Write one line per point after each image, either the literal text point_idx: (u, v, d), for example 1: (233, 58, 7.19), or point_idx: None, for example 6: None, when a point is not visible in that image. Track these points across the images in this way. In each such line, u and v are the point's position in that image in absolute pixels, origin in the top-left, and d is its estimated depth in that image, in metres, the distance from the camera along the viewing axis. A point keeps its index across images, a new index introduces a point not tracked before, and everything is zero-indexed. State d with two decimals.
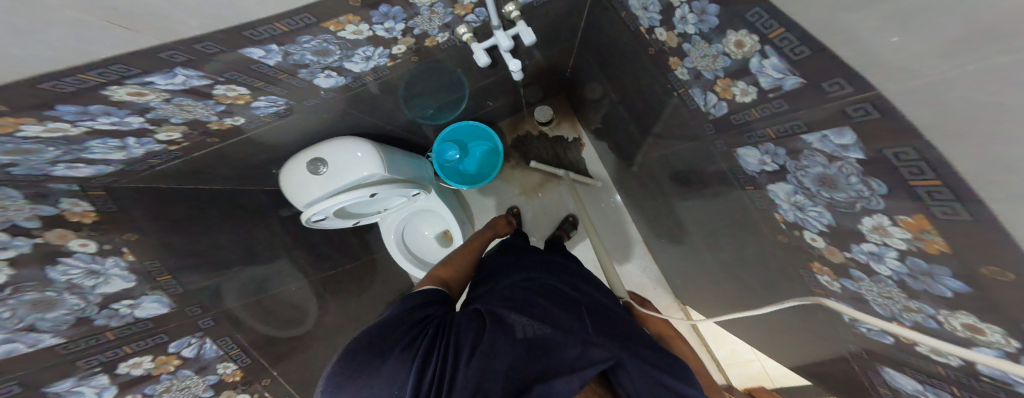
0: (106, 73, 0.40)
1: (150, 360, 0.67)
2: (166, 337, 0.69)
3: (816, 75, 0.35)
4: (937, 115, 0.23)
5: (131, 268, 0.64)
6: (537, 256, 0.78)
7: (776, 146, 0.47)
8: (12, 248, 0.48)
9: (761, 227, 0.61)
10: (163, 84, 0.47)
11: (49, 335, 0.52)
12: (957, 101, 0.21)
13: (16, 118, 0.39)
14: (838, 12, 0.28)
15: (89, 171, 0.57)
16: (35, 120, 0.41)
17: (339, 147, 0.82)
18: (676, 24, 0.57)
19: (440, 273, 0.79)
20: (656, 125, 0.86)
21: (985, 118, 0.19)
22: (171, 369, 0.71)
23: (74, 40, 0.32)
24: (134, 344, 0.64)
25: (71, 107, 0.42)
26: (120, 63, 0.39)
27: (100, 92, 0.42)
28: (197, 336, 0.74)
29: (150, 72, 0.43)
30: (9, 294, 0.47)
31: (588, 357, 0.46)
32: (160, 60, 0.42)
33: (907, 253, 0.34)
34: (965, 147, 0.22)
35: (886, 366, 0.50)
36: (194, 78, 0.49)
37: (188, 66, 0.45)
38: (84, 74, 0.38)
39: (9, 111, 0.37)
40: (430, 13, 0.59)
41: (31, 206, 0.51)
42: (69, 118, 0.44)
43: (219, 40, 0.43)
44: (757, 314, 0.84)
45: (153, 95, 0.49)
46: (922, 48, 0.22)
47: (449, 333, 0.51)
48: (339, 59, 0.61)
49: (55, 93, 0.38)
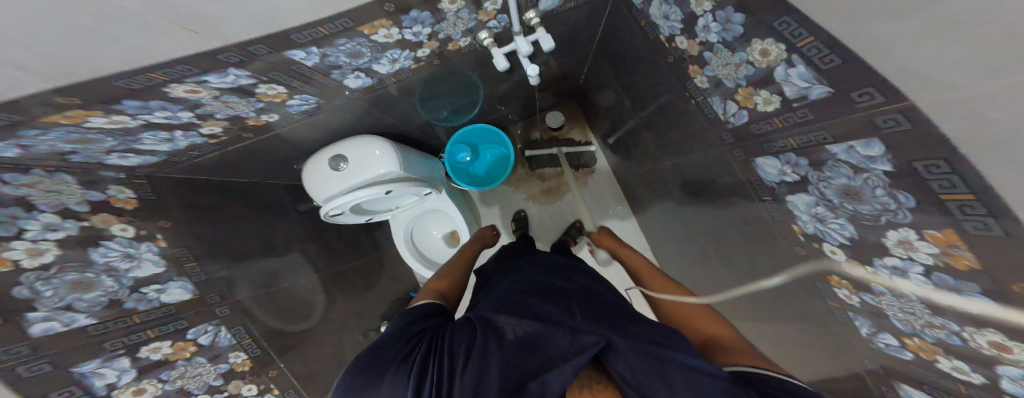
0: (170, 73, 0.43)
1: (168, 346, 0.68)
2: (186, 323, 0.71)
3: (844, 85, 0.35)
4: (972, 128, 0.23)
5: (163, 253, 0.67)
6: (526, 257, 0.79)
7: (797, 157, 0.47)
8: (62, 230, 0.54)
9: (777, 238, 0.61)
10: (216, 83, 0.50)
11: (84, 316, 0.56)
12: (992, 115, 0.21)
13: (85, 110, 0.43)
14: (871, 23, 0.28)
15: (136, 160, 0.61)
16: (102, 113, 0.45)
17: (359, 145, 0.84)
18: (699, 32, 0.58)
19: (436, 286, 0.78)
20: (669, 132, 0.86)
21: (1015, 131, 0.20)
22: (187, 356, 0.71)
23: (147, 42, 0.35)
24: (157, 329, 0.66)
25: (134, 102, 0.46)
26: (183, 64, 0.42)
27: (161, 89, 0.45)
28: (213, 324, 0.76)
29: (208, 72, 0.46)
30: (54, 273, 0.52)
31: (578, 343, 0.47)
32: (218, 61, 0.44)
33: (935, 269, 0.33)
34: (999, 161, 0.22)
35: (902, 382, 0.45)
36: (242, 78, 0.52)
37: (239, 66, 0.48)
38: (152, 73, 0.41)
39: (76, 103, 0.41)
40: (455, 18, 0.62)
41: (81, 191, 0.56)
42: (131, 112, 0.48)
43: (268, 43, 0.45)
44: (770, 328, 0.82)
45: (205, 93, 0.52)
46: (957, 60, 0.22)
47: (442, 343, 0.51)
48: (368, 61, 0.64)
49: (124, 89, 0.42)
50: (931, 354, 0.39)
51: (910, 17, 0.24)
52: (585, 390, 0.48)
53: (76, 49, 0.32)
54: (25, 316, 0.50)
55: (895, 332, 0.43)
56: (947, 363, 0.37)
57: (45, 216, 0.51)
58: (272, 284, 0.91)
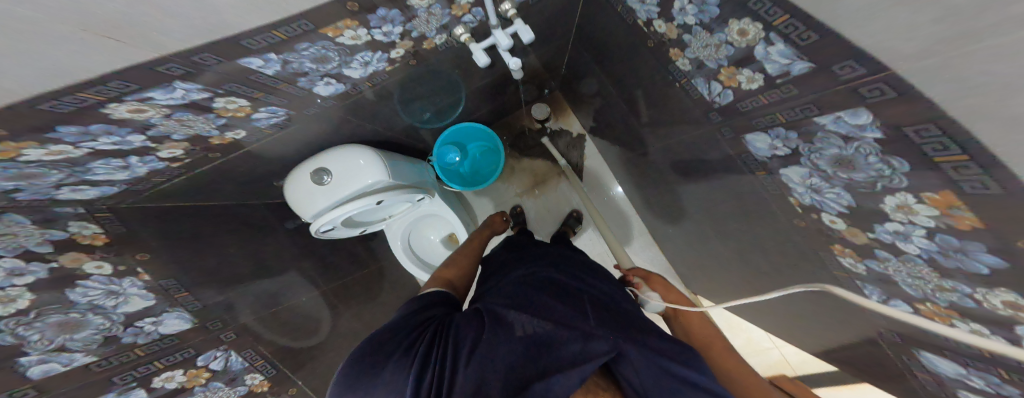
0: (106, 90, 0.39)
1: (181, 374, 0.77)
2: (193, 351, 0.77)
3: (824, 58, 0.34)
4: (958, 93, 0.22)
5: (149, 287, 0.66)
6: (543, 249, 0.78)
7: (786, 131, 0.46)
8: (30, 274, 0.49)
9: (775, 211, 0.60)
10: (163, 99, 0.46)
11: (82, 354, 0.58)
12: (976, 78, 0.20)
13: (16, 143, 0.39)
14: None
15: (93, 192, 0.55)
16: (37, 144, 0.41)
17: (342, 156, 0.81)
18: (675, 15, 0.56)
19: (445, 274, 0.77)
20: (657, 116, 0.85)
21: (1001, 97, 0.19)
22: (202, 382, 0.81)
23: (74, 60, 0.32)
24: (165, 360, 0.72)
25: (72, 127, 0.42)
26: (118, 79, 0.38)
27: (99, 110, 0.42)
28: (221, 350, 0.83)
29: (150, 87, 0.43)
30: (33, 318, 0.50)
31: (589, 350, 0.45)
32: (161, 75, 0.42)
33: (936, 230, 0.32)
34: (989, 121, 0.21)
35: (921, 349, 0.49)
36: (194, 92, 0.48)
37: (186, 78, 0.45)
38: (83, 92, 0.37)
39: (9, 136, 0.37)
40: (427, 15, 0.59)
41: (41, 231, 0.50)
42: (71, 140, 0.44)
43: (215, 51, 0.42)
44: (780, 298, 0.81)
45: (152, 112, 0.48)
46: (932, 28, 0.21)
47: (448, 335, 0.49)
48: (338, 66, 0.61)
49: (55, 114, 0.38)
50: (945, 319, 0.39)
51: None
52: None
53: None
54: (17, 361, 0.50)
55: (908, 299, 0.43)
56: (965, 326, 0.36)
57: (8, 262, 0.46)
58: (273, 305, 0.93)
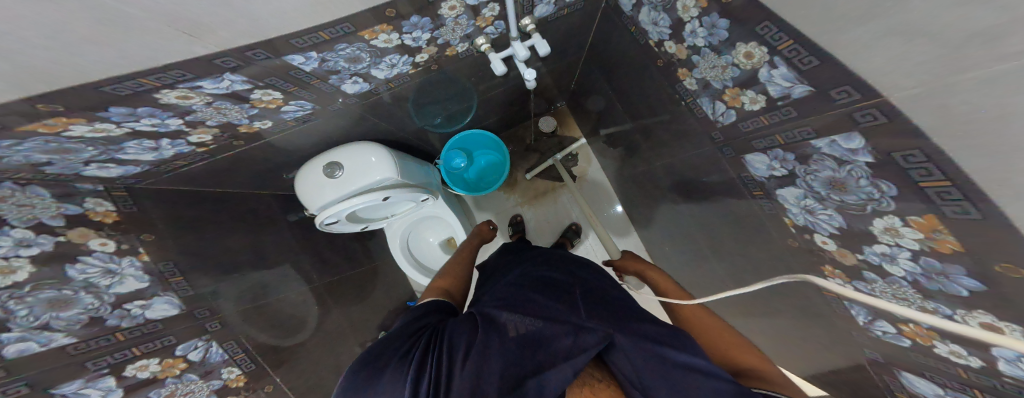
0: (162, 78, 0.42)
1: (156, 363, 0.65)
2: (173, 339, 0.68)
3: (823, 83, 0.37)
4: (942, 121, 0.25)
5: (146, 268, 0.64)
6: (535, 250, 0.80)
7: (784, 152, 0.50)
8: (36, 245, 0.50)
9: (770, 231, 0.62)
10: (210, 88, 0.49)
11: (62, 335, 0.52)
12: (962, 107, 0.23)
13: (67, 118, 0.42)
14: (847, 26, 0.30)
15: (117, 171, 0.59)
16: (86, 121, 0.44)
17: (355, 152, 0.83)
18: (686, 37, 0.60)
19: (441, 284, 0.77)
20: (660, 134, 0.88)
21: (982, 123, 0.22)
22: (177, 373, 0.68)
23: (140, 45, 0.35)
24: (142, 346, 0.63)
25: (120, 109, 0.45)
26: (178, 69, 0.42)
27: (151, 95, 0.45)
28: (203, 339, 0.73)
29: (201, 77, 0.46)
30: (28, 291, 0.48)
31: (580, 342, 0.47)
32: (215, 66, 0.45)
33: (920, 254, 0.35)
34: (971, 148, 0.24)
35: (903, 370, 0.49)
36: (238, 83, 0.51)
37: (235, 71, 0.48)
38: (144, 79, 0.41)
39: (63, 111, 0.40)
40: (454, 24, 0.62)
41: (57, 205, 0.53)
42: (116, 120, 0.47)
43: (268, 47, 0.46)
44: (769, 320, 0.83)
45: (196, 99, 0.51)
46: (926, 59, 0.24)
47: (443, 339, 0.50)
48: (367, 67, 0.63)
49: (112, 95, 0.42)
50: (927, 340, 0.42)
51: (880, 21, 0.26)
52: (587, 390, 0.46)
53: (61, 51, 0.31)
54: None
55: (892, 319, 0.46)
56: (946, 347, 0.40)
57: (18, 232, 0.47)
58: (261, 299, 0.87)
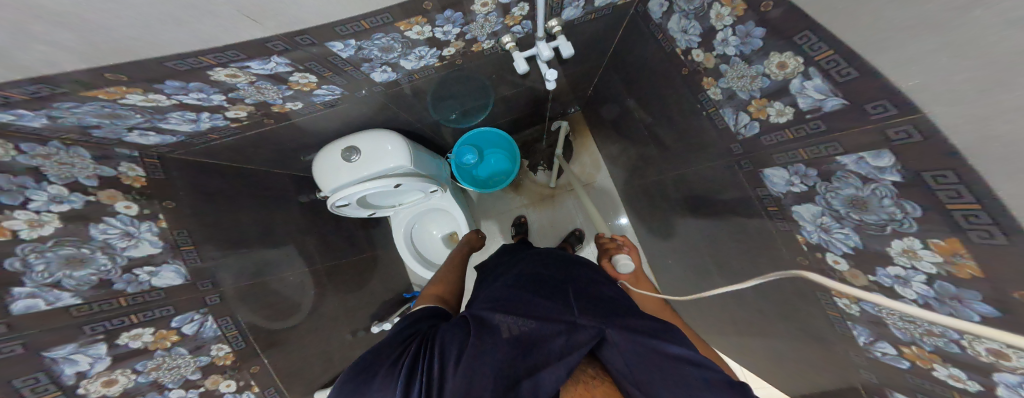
0: (220, 58, 0.46)
1: (150, 333, 0.62)
2: (172, 310, 0.66)
3: (859, 97, 0.37)
4: (982, 141, 0.26)
5: (162, 235, 0.67)
6: (529, 253, 0.81)
7: (806, 168, 0.50)
8: (67, 203, 0.54)
9: (780, 248, 0.62)
10: (257, 69, 0.52)
11: (70, 295, 0.53)
12: (1003, 126, 0.23)
13: (127, 88, 0.46)
14: (894, 38, 0.30)
15: (155, 139, 0.64)
16: (141, 91, 0.48)
17: (374, 138, 0.85)
18: (716, 46, 0.61)
19: (433, 291, 0.77)
20: (676, 144, 0.88)
21: (1021, 144, 0.22)
22: (167, 346, 0.64)
23: (194, 20, 0.37)
24: (141, 314, 0.61)
25: (175, 82, 0.48)
26: (233, 50, 0.45)
27: (205, 72, 0.48)
28: (199, 312, 0.70)
29: (252, 58, 0.49)
30: (50, 246, 0.51)
31: (573, 341, 0.48)
32: (263, 48, 0.47)
33: (936, 277, 0.35)
34: (1006, 168, 0.24)
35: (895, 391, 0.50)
36: (281, 66, 0.54)
37: (282, 54, 0.51)
38: (203, 57, 0.44)
39: (118, 75, 0.42)
40: (484, 21, 0.64)
41: (94, 166, 0.58)
42: (167, 92, 0.50)
43: (315, 34, 0.48)
44: (763, 341, 0.83)
45: (243, 78, 0.54)
46: (975, 76, 0.24)
47: (434, 346, 0.50)
48: (397, 57, 0.65)
49: (172, 70, 0.45)
50: (927, 362, 0.42)
51: (932, 34, 0.26)
52: (582, 387, 0.47)
53: (120, 17, 0.33)
54: (10, 290, 0.46)
55: (894, 340, 0.46)
56: (945, 370, 0.40)
57: (53, 188, 0.52)
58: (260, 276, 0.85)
